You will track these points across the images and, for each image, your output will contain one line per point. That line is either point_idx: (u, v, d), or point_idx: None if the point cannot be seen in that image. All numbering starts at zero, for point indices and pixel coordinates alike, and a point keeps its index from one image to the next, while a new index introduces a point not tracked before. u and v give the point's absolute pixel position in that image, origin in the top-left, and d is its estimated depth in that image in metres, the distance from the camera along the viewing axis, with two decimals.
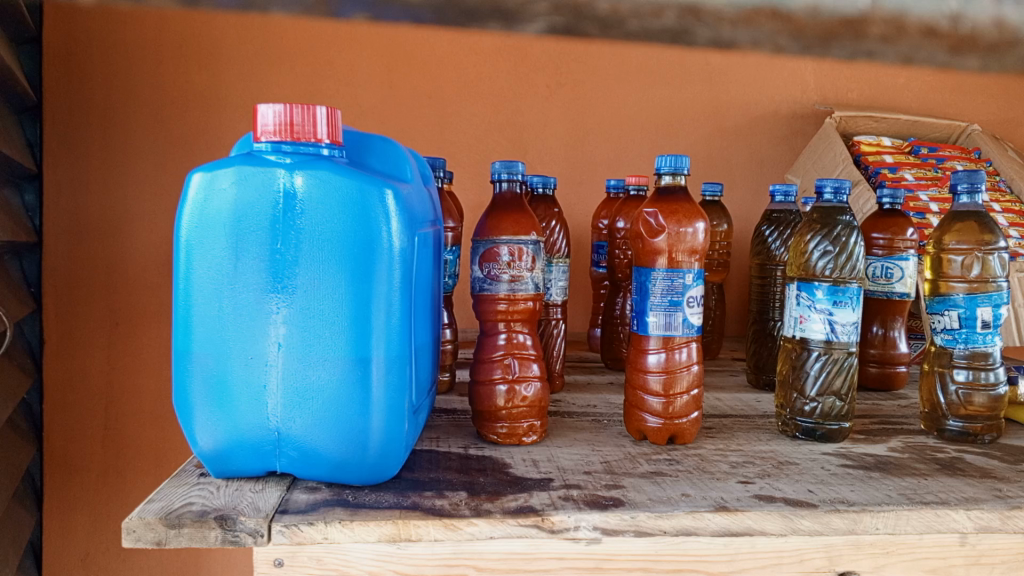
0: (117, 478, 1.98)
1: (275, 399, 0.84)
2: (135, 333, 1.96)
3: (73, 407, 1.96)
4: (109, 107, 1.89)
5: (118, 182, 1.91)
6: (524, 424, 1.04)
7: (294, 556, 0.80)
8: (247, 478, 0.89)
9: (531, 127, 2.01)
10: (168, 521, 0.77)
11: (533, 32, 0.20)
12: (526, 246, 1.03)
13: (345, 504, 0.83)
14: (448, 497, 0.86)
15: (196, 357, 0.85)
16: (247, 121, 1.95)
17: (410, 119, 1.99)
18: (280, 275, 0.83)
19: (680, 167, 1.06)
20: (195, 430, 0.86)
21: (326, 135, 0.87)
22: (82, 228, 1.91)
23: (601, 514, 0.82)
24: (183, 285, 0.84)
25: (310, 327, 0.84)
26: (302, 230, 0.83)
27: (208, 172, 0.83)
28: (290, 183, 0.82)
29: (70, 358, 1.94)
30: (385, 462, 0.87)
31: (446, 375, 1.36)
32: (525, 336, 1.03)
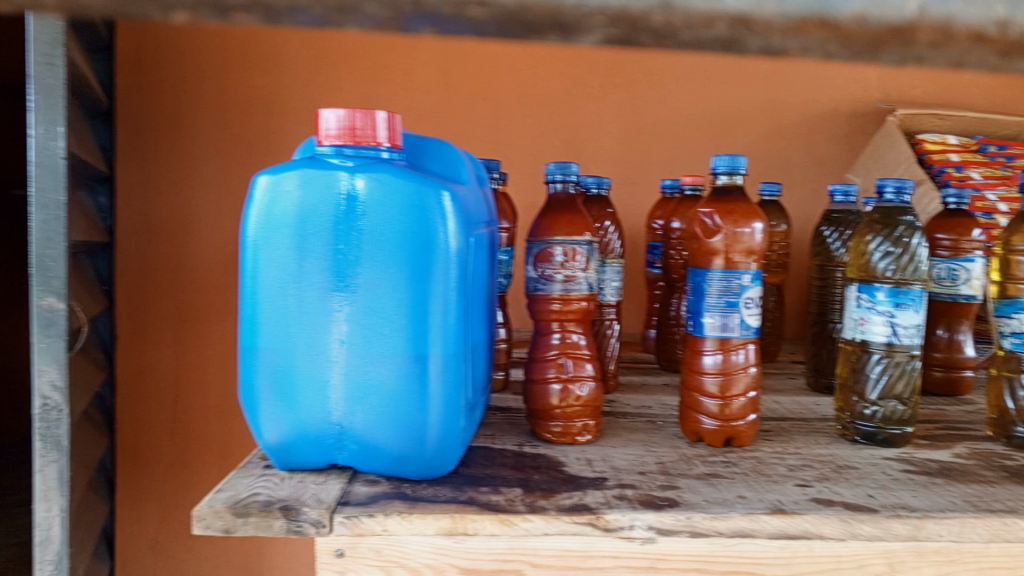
0: (185, 469, 2.06)
1: (337, 393, 0.87)
2: (202, 329, 2.02)
3: (144, 400, 2.03)
4: (177, 112, 1.97)
5: (185, 184, 1.98)
6: (578, 423, 1.04)
7: (355, 548, 0.84)
8: (310, 470, 0.92)
9: (585, 127, 2.02)
10: (235, 510, 0.80)
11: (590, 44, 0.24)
12: (580, 246, 1.03)
13: (404, 498, 0.85)
14: (504, 493, 0.87)
15: (263, 352, 0.88)
16: (308, 124, 2.00)
17: (465, 121, 2.01)
18: (342, 274, 0.86)
19: (736, 166, 1.06)
20: (262, 423, 0.89)
21: (386, 139, 0.90)
22: (152, 228, 1.99)
23: (656, 514, 0.81)
24: (251, 283, 0.87)
25: (371, 325, 0.86)
26: (364, 230, 0.85)
27: (274, 175, 0.86)
28: (351, 185, 0.85)
29: (141, 353, 2.02)
30: (443, 457, 0.89)
31: (500, 374, 1.37)
32: (579, 336, 1.04)
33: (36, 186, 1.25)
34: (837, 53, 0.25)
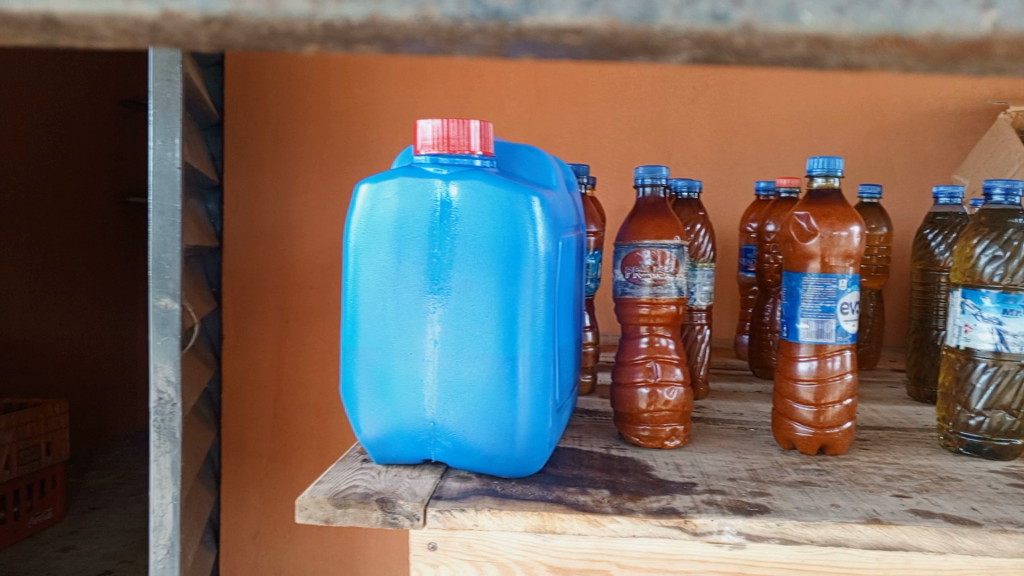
0: (285, 462, 2.15)
1: (431, 391, 0.91)
2: (302, 330, 2.11)
3: (248, 396, 2.14)
4: (282, 123, 2.08)
5: (287, 191, 2.08)
6: (666, 427, 1.05)
7: (447, 542, 0.87)
8: (405, 465, 0.96)
9: (676, 131, 2.01)
10: (335, 501, 0.84)
11: (677, 64, 0.21)
12: (669, 250, 1.04)
13: (494, 495, 0.88)
14: (591, 494, 0.88)
15: (361, 351, 0.92)
16: (402, 132, 2.07)
17: (555, 127, 2.04)
18: (437, 277, 0.90)
19: (833, 168, 1.05)
20: (360, 419, 0.93)
21: (479, 147, 0.93)
22: (258, 233, 2.10)
23: (745, 519, 0.81)
24: (352, 286, 0.92)
25: (463, 326, 0.89)
26: (457, 235, 0.89)
27: (374, 183, 0.91)
28: (446, 192, 0.89)
29: (246, 351, 2.13)
30: (531, 457, 0.91)
31: (587, 377, 1.39)
32: (668, 340, 1.04)
33: (154, 194, 1.33)
34: (919, 70, 0.21)
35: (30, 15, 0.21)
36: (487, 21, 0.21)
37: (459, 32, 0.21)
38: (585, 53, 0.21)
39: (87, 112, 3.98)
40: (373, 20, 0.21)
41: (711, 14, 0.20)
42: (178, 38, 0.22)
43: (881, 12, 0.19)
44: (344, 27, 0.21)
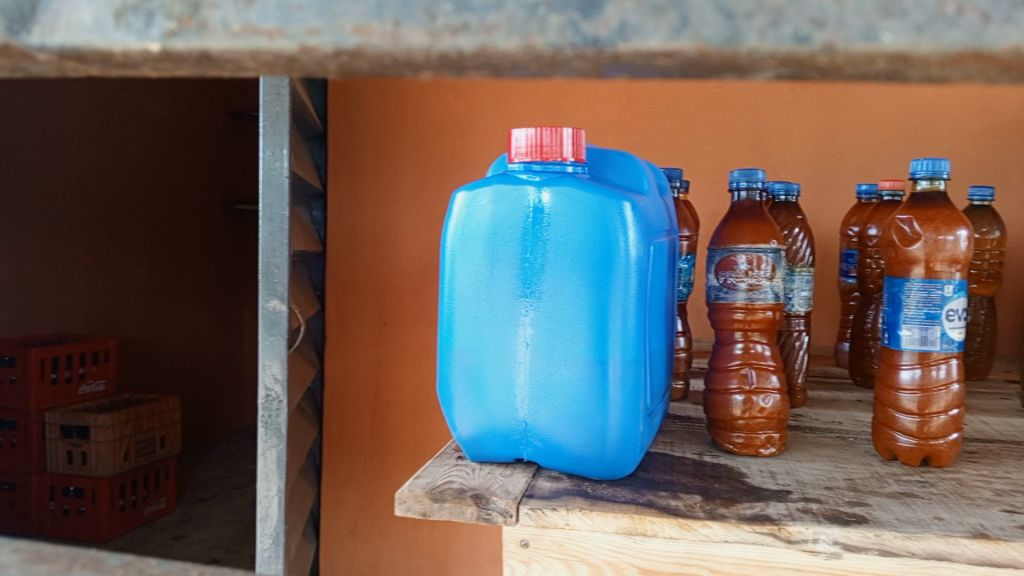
0: (382, 460, 2.22)
1: (523, 393, 0.93)
2: (399, 332, 2.18)
3: (347, 395, 2.22)
4: (381, 132, 2.16)
5: (386, 198, 2.16)
6: (761, 435, 1.04)
7: (538, 539, 0.89)
8: (499, 463, 0.99)
9: (772, 133, 1.97)
10: (432, 495, 0.88)
11: (765, 79, 0.23)
12: (765, 254, 1.03)
13: (585, 495, 0.89)
14: (682, 498, 0.89)
15: (457, 352, 0.96)
16: (496, 140, 2.11)
17: (648, 132, 2.04)
18: (529, 282, 0.92)
19: (938, 171, 1.01)
20: (455, 417, 0.97)
21: (571, 154, 0.95)
22: (358, 238, 2.19)
23: (842, 529, 0.80)
24: (449, 289, 0.96)
25: (555, 328, 0.91)
26: (549, 241, 0.91)
27: (470, 191, 0.94)
28: (539, 199, 0.91)
29: (346, 352, 2.21)
30: (622, 459, 0.92)
31: (680, 383, 1.38)
32: (764, 346, 1.04)
33: (264, 202, 1.41)
34: (1003, 82, 0.22)
35: (191, 52, 0.25)
36: (585, 48, 0.22)
37: (559, 58, 0.23)
38: (674, 70, 0.23)
39: (201, 124, 4.23)
40: (483, 50, 0.23)
41: (794, 36, 0.21)
42: (311, 69, 0.26)
43: (960, 30, 0.21)
44: (457, 56, 0.24)
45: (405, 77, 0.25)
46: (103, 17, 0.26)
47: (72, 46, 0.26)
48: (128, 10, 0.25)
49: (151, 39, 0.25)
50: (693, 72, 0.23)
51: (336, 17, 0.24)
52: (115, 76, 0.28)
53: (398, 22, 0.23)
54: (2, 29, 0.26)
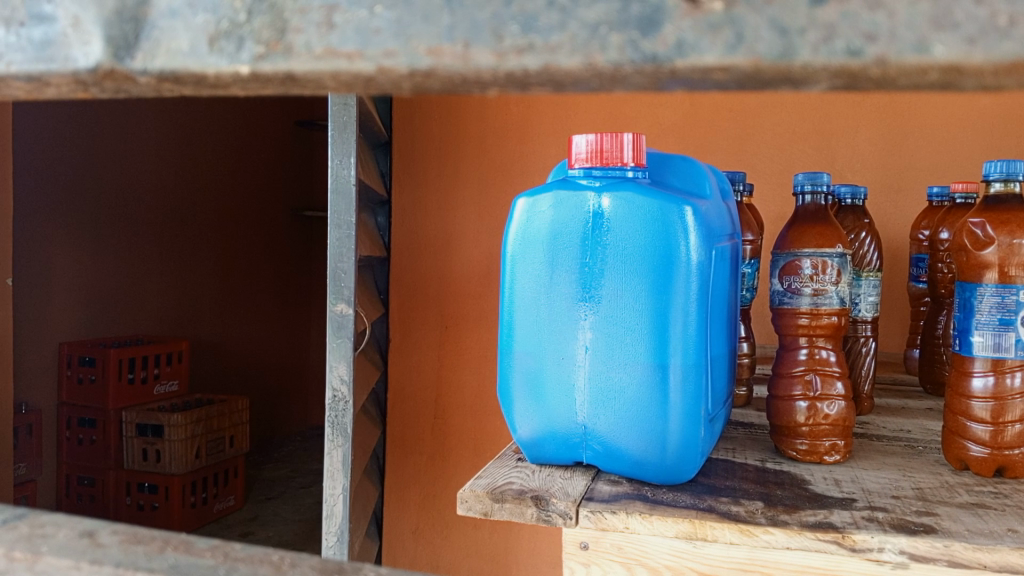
0: (443, 461, 2.25)
1: (582, 396, 0.94)
2: (460, 336, 2.21)
3: (410, 397, 2.26)
4: (444, 138, 2.20)
5: (448, 203, 2.19)
6: (825, 442, 1.02)
7: (598, 542, 0.90)
8: (558, 466, 1.00)
9: (839, 135, 1.93)
10: (493, 495, 0.89)
11: (820, 91, 0.24)
12: (831, 258, 1.02)
13: (645, 499, 0.90)
14: (744, 504, 0.88)
15: (517, 355, 0.98)
16: (557, 145, 2.12)
17: (711, 134, 2.02)
18: (588, 286, 0.93)
19: (1013, 172, 0.98)
20: (516, 419, 0.98)
21: (632, 159, 0.96)
22: (421, 244, 2.23)
23: (909, 538, 0.79)
24: (509, 293, 0.98)
25: (614, 333, 0.92)
26: (609, 245, 0.92)
27: (530, 197, 0.96)
28: (598, 204, 0.93)
29: (408, 354, 2.26)
30: (683, 464, 0.92)
31: (743, 389, 1.37)
32: (829, 352, 1.02)
33: (331, 209, 1.45)
34: None
35: (278, 74, 0.27)
36: (643, 65, 0.24)
37: (619, 74, 0.25)
38: (731, 84, 0.25)
39: (270, 133, 4.35)
40: (547, 69, 0.25)
41: (847, 50, 0.23)
42: (386, 86, 0.28)
43: (1012, 41, 0.22)
44: (523, 74, 0.25)
45: (474, 92, 0.27)
46: (200, 43, 0.28)
47: (171, 70, 0.28)
48: (221, 36, 0.28)
49: (242, 62, 0.28)
50: (751, 86, 0.25)
51: (410, 40, 0.26)
52: (207, 93, 0.30)
53: (468, 44, 0.25)
54: (109, 56, 0.29)
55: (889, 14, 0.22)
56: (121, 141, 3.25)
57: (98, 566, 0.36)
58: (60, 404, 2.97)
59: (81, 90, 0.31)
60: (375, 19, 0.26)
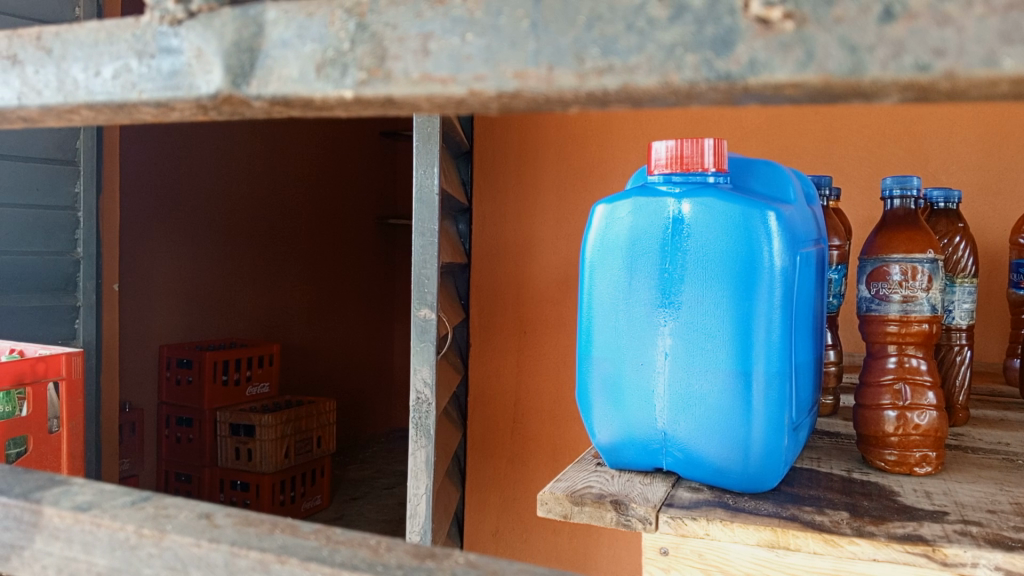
0: (523, 465, 2.27)
1: (662, 403, 0.94)
2: (540, 341, 2.23)
3: (490, 401, 2.30)
4: (524, 147, 2.23)
5: (529, 211, 2.22)
6: (916, 453, 0.99)
7: (678, 548, 0.88)
8: (637, 472, 1.01)
9: (934, 134, 1.85)
10: (573, 498, 0.91)
11: (893, 102, 0.27)
12: (921, 264, 0.99)
13: (726, 507, 0.90)
14: (829, 514, 0.87)
15: (596, 360, 0.99)
16: (637, 151, 2.12)
17: (796, 137, 1.98)
18: (668, 292, 0.94)
19: None
20: (595, 424, 1.00)
21: (713, 164, 0.96)
22: (502, 251, 2.26)
23: (1005, 554, 0.76)
24: (587, 299, 0.99)
25: (695, 340, 0.92)
26: (690, 251, 0.93)
27: (609, 204, 0.98)
28: (678, 210, 0.93)
29: (489, 360, 2.29)
30: (766, 473, 0.91)
31: (829, 399, 1.34)
32: (919, 361, 0.99)
33: (416, 217, 1.50)
34: None
35: (378, 97, 0.32)
36: (718, 82, 0.27)
37: (694, 91, 0.28)
38: (804, 98, 0.27)
39: (357, 143, 4.47)
40: (625, 88, 0.29)
41: (916, 65, 0.25)
42: (476, 106, 0.32)
43: None
44: (602, 94, 0.29)
45: (556, 109, 0.31)
46: (307, 70, 0.33)
47: (283, 95, 0.34)
48: (327, 64, 0.33)
49: (345, 87, 0.33)
50: (824, 100, 0.27)
51: (499, 65, 0.30)
52: (310, 114, 0.35)
53: (551, 67, 0.29)
54: (229, 83, 0.35)
55: (958, 30, 0.25)
56: (215, 153, 3.40)
57: (215, 545, 0.39)
58: (161, 403, 3.13)
59: (200, 114, 0.37)
60: (467, 46, 0.31)
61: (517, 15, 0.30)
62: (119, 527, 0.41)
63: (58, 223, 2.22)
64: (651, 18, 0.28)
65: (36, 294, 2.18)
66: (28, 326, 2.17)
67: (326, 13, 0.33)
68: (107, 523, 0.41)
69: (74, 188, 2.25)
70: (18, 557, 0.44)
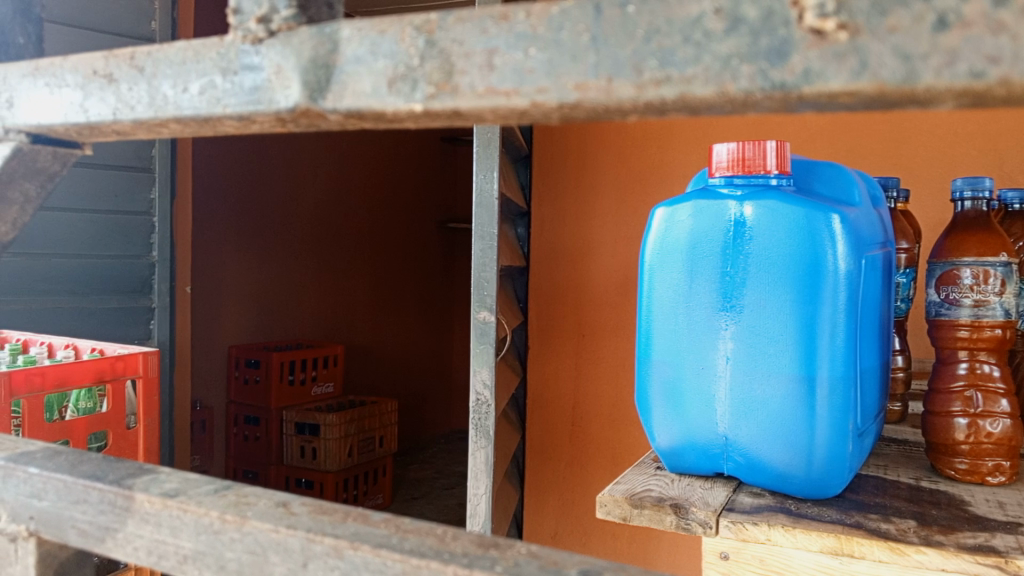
0: (582, 468, 2.26)
1: (723, 407, 0.94)
2: (599, 344, 2.23)
3: (549, 403, 2.31)
4: (583, 151, 2.23)
5: (587, 215, 2.23)
6: (988, 462, 0.96)
7: (739, 552, 0.88)
8: (698, 477, 1.00)
9: (1011, 133, 1.78)
10: (632, 501, 0.92)
11: (947, 108, 0.30)
12: (994, 267, 0.97)
13: (788, 512, 0.89)
14: (895, 522, 0.85)
15: (656, 364, 1.00)
16: (697, 153, 2.10)
17: (863, 138, 1.93)
18: (729, 296, 0.93)
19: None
20: (656, 428, 1.00)
21: (775, 166, 0.95)
22: (560, 254, 2.27)
23: None
24: (647, 303, 1.00)
25: (757, 344, 0.91)
26: (752, 254, 0.92)
27: (670, 207, 0.98)
28: (740, 213, 0.93)
29: (547, 363, 2.31)
30: (830, 479, 0.90)
31: (896, 405, 1.32)
32: (993, 367, 0.96)
33: (476, 221, 1.52)
34: None
35: (445, 109, 0.36)
36: (773, 90, 0.30)
37: (749, 99, 0.31)
38: (859, 104, 0.30)
39: (419, 150, 4.55)
40: (683, 98, 0.32)
41: (970, 72, 0.28)
42: (537, 116, 0.36)
43: None
44: (660, 102, 0.32)
45: (616, 116, 0.35)
46: (380, 85, 0.37)
47: (356, 108, 0.38)
48: (398, 79, 0.37)
49: (415, 100, 0.36)
50: (879, 105, 0.30)
51: (560, 77, 0.34)
52: (383, 126, 0.39)
53: (611, 78, 0.33)
54: (307, 98, 0.39)
55: (1012, 39, 0.27)
56: (283, 160, 3.50)
57: (292, 531, 0.42)
58: (230, 402, 3.23)
59: (279, 126, 0.41)
60: (529, 60, 0.34)
61: (578, 29, 0.33)
62: (204, 513, 0.44)
63: (135, 228, 2.32)
64: (707, 31, 0.31)
65: (115, 296, 2.29)
66: (108, 326, 2.28)
67: (397, 30, 0.37)
68: (193, 508, 0.44)
69: (150, 194, 2.35)
70: (112, 539, 0.47)
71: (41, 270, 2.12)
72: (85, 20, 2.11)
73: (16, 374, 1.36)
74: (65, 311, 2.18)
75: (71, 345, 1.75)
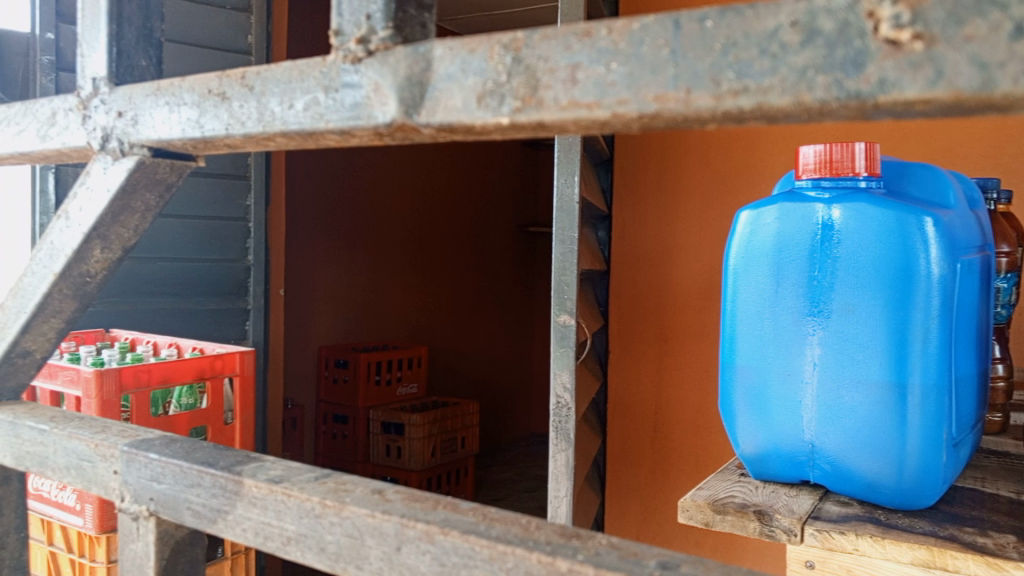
0: (663, 475, 2.25)
1: (810, 413, 0.93)
2: (681, 349, 2.22)
3: (631, 407, 2.30)
4: (666, 155, 2.22)
5: (670, 218, 2.22)
6: None
7: (824, 562, 0.88)
8: (783, 484, 0.99)
9: None
10: (715, 507, 0.91)
11: None
12: None
13: (877, 522, 0.87)
14: (993, 536, 0.82)
15: (740, 369, 0.99)
16: (784, 155, 2.06)
17: (962, 137, 1.85)
18: (817, 300, 0.92)
19: None
20: (739, 434, 0.99)
21: (864, 168, 0.93)
22: (643, 258, 2.26)
23: None
24: (731, 306, 0.99)
25: (846, 349, 0.90)
26: (840, 258, 0.91)
27: (755, 210, 0.98)
28: (828, 215, 0.92)
29: (628, 367, 2.30)
30: (922, 490, 0.87)
31: (997, 415, 1.26)
32: None
33: (557, 225, 1.54)
34: None
35: (531, 122, 0.38)
36: (849, 99, 0.32)
37: (826, 108, 0.33)
38: (936, 110, 0.32)
39: (502, 155, 4.60)
40: (761, 107, 0.34)
41: None
42: (619, 125, 0.38)
43: None
44: (739, 112, 0.34)
45: (696, 125, 0.36)
46: (470, 100, 0.40)
47: (448, 122, 0.40)
48: (487, 94, 0.39)
49: (503, 114, 0.39)
50: (957, 111, 0.31)
51: (641, 90, 0.36)
52: (473, 138, 0.42)
53: (690, 89, 0.35)
54: (403, 113, 0.41)
55: None
56: (370, 166, 3.59)
57: (387, 516, 0.44)
58: (320, 400, 3.35)
59: (376, 139, 0.44)
60: (611, 74, 0.36)
61: (658, 43, 0.35)
62: (306, 498, 0.47)
63: (231, 234, 2.42)
64: (784, 43, 0.33)
65: (213, 298, 2.40)
66: (206, 326, 2.40)
67: (486, 48, 0.39)
68: (296, 494, 0.48)
69: (245, 201, 2.44)
70: (223, 520, 0.51)
71: (146, 273, 2.25)
72: (187, 36, 2.24)
73: (126, 370, 1.46)
74: (167, 311, 2.31)
75: (174, 343, 1.84)
